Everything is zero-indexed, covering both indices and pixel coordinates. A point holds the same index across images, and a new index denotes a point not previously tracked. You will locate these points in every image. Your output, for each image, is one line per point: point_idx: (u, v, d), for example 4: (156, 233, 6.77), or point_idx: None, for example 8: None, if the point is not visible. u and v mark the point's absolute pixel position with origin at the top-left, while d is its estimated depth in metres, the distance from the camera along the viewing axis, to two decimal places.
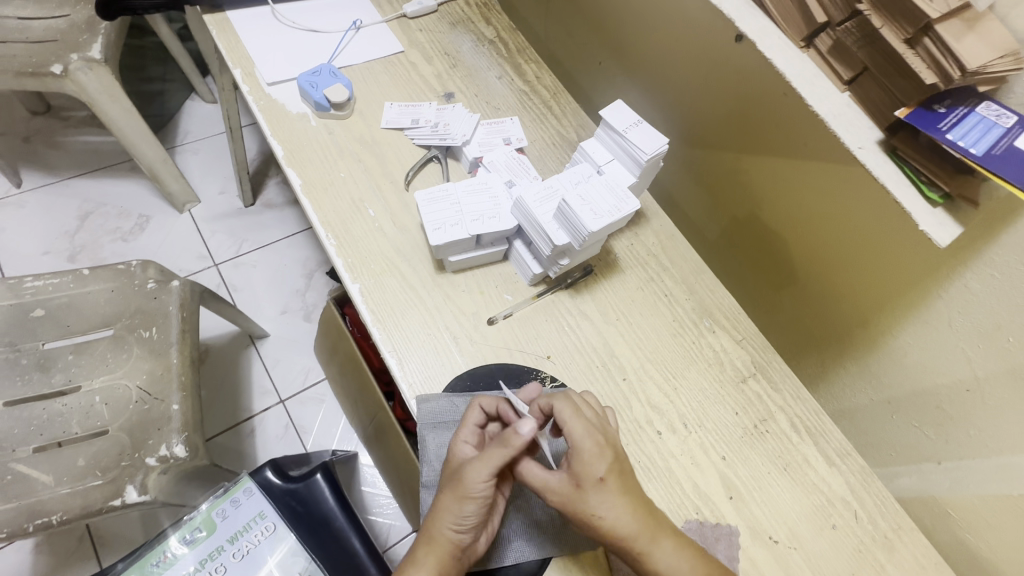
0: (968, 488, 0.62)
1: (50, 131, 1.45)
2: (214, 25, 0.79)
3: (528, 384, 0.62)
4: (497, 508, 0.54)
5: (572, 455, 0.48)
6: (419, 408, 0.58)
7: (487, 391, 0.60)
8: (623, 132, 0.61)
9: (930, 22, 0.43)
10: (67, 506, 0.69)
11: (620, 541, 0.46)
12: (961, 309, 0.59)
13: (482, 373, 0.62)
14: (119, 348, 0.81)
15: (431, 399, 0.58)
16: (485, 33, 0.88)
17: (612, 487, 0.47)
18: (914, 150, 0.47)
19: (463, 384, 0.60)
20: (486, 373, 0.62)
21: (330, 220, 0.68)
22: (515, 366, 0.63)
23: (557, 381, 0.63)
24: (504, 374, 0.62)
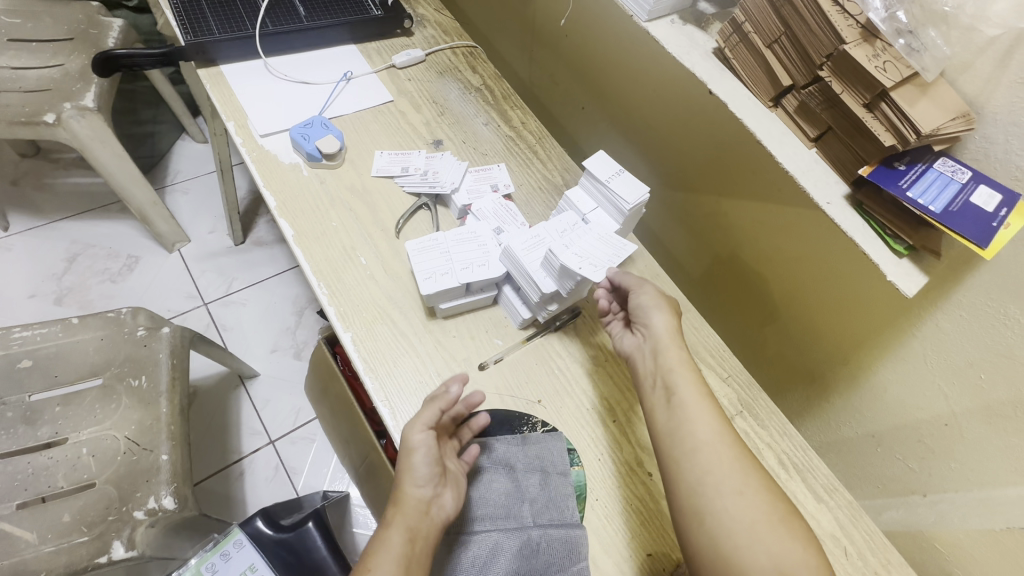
0: (955, 523, 0.64)
1: (39, 174, 1.45)
2: (208, 80, 0.81)
3: (520, 430, 0.63)
4: (461, 476, 0.58)
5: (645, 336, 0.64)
6: None
7: (480, 439, 0.62)
8: (605, 182, 0.63)
9: (885, 89, 0.46)
10: (51, 565, 0.68)
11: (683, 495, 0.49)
12: (935, 347, 0.61)
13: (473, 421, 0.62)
14: (107, 398, 0.80)
15: None
16: (471, 81, 0.92)
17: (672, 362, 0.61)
18: (878, 205, 0.50)
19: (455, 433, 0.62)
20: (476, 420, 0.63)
21: (323, 268, 0.69)
22: (507, 412, 0.64)
23: (548, 425, 0.64)
24: (496, 421, 0.63)
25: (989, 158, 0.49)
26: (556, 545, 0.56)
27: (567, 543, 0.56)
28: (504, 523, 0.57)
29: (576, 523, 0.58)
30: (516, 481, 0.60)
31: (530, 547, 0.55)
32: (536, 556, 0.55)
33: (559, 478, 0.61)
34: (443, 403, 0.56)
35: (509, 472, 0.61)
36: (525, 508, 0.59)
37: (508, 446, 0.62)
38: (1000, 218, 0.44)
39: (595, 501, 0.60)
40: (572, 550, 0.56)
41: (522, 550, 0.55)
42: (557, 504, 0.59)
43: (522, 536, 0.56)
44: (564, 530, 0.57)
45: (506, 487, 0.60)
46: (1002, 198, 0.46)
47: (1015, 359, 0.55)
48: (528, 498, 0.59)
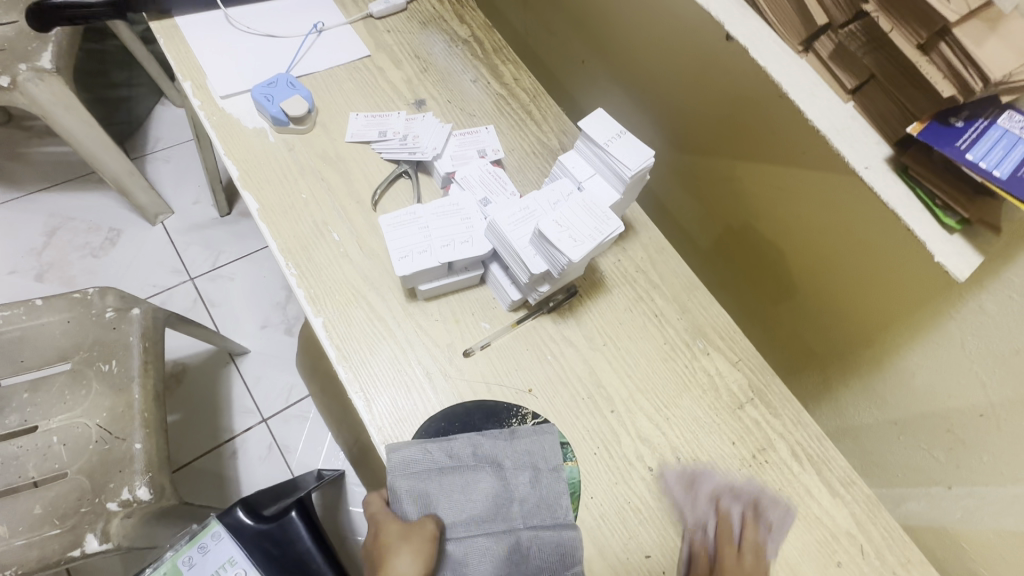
0: (982, 521, 0.58)
1: (13, 143, 1.38)
2: (162, 33, 0.73)
3: (508, 422, 0.58)
4: None
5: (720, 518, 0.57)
6: (389, 459, 0.53)
7: (464, 433, 0.56)
8: (604, 146, 0.55)
9: (947, 25, 0.37)
10: (22, 559, 0.65)
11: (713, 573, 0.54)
12: (973, 330, 0.54)
13: (458, 412, 0.57)
14: (76, 384, 0.76)
15: (401, 448, 0.54)
16: (458, 32, 0.82)
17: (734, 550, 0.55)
18: (928, 169, 0.42)
19: (435, 430, 0.56)
20: (461, 412, 0.57)
21: (291, 246, 0.62)
22: (494, 403, 0.58)
23: (539, 417, 0.59)
24: (482, 412, 0.58)
25: None
26: (547, 549, 0.52)
27: (560, 549, 0.52)
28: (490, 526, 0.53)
29: (570, 525, 0.54)
30: (503, 480, 0.54)
31: (520, 551, 0.51)
32: (525, 561, 0.51)
33: (551, 476, 0.55)
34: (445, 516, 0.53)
35: (496, 470, 0.55)
36: (513, 508, 0.54)
37: (495, 442, 0.56)
38: None
39: (590, 499, 0.56)
40: (566, 554, 0.52)
41: (509, 555, 0.51)
42: (550, 503, 0.54)
43: (511, 541, 0.51)
44: (557, 534, 0.52)
45: (493, 487, 0.54)
46: None
47: None
48: (517, 498, 0.54)
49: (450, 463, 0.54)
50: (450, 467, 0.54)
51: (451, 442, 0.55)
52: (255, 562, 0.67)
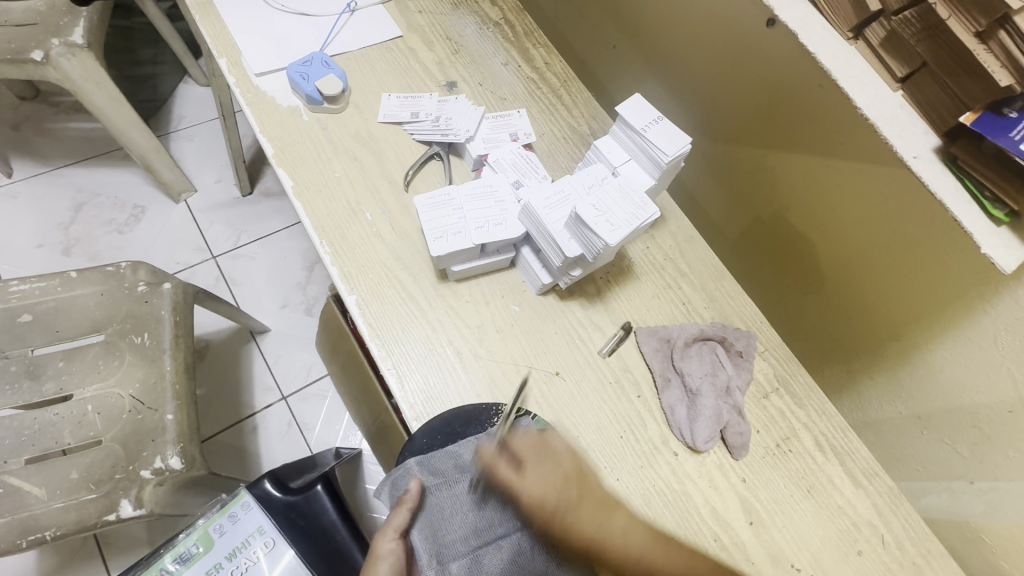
0: (1006, 515, 0.59)
1: (40, 118, 1.39)
2: (198, 10, 0.73)
3: (489, 423, 0.56)
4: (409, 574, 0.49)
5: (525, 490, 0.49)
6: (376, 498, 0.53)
7: (445, 446, 0.54)
8: (641, 131, 0.55)
9: (1008, 12, 0.36)
10: (61, 521, 0.68)
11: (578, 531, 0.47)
12: (1008, 326, 0.54)
13: (436, 427, 0.55)
14: (110, 355, 0.78)
15: (384, 485, 0.53)
16: (489, 14, 0.82)
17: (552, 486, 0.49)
18: (977, 161, 0.41)
19: (418, 448, 0.54)
20: (441, 426, 0.55)
21: (325, 224, 0.63)
22: (470, 408, 0.56)
23: (521, 410, 0.57)
24: (461, 420, 0.56)
25: None
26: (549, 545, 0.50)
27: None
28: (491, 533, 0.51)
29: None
30: (490, 484, 0.53)
31: (524, 553, 0.50)
32: (532, 562, 0.50)
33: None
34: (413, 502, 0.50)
35: (480, 477, 0.53)
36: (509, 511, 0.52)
37: (476, 446, 0.54)
38: None
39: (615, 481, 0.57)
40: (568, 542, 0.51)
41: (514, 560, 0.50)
42: None
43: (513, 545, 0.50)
44: None
45: (481, 496, 0.52)
46: None
47: None
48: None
49: (434, 479, 0.52)
50: (433, 484, 0.52)
51: (430, 457, 0.53)
52: (283, 532, 0.70)
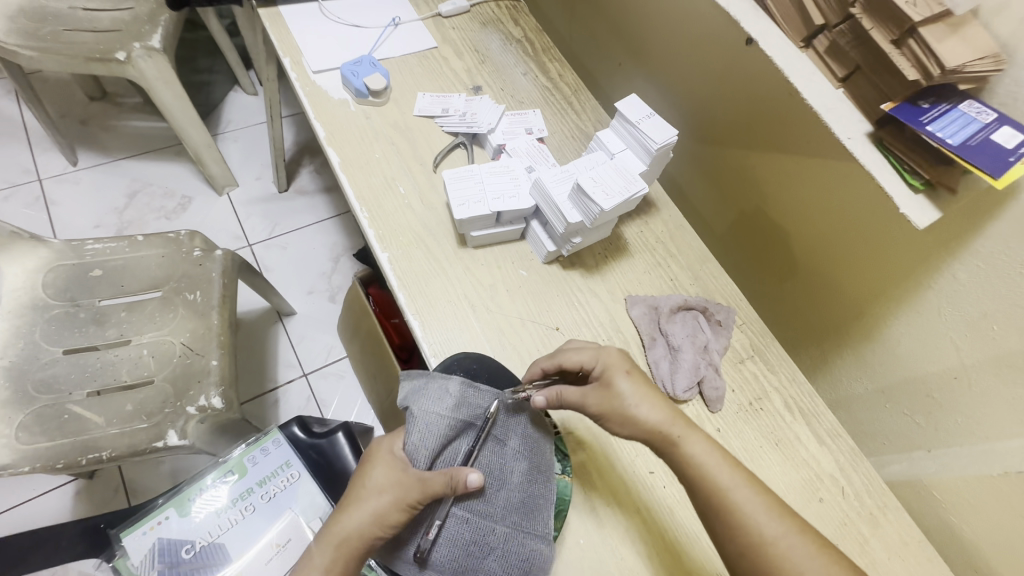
0: (953, 471, 0.66)
1: (105, 116, 1.55)
2: (268, 19, 0.87)
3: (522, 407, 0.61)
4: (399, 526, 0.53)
5: (611, 393, 0.56)
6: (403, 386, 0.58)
7: (484, 390, 0.59)
8: (636, 123, 0.66)
9: (913, 25, 0.47)
10: (116, 444, 0.77)
11: (657, 432, 0.54)
12: (950, 298, 0.63)
13: (489, 362, 0.64)
14: (166, 308, 0.89)
15: (414, 381, 0.58)
16: (513, 33, 0.95)
17: (628, 379, 0.56)
18: (899, 141, 0.51)
19: (447, 367, 0.63)
20: (490, 365, 0.64)
21: (365, 195, 0.74)
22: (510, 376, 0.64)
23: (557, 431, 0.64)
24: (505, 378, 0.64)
25: (1018, 102, 0.49)
26: (510, 552, 0.54)
27: (523, 555, 0.54)
28: (476, 508, 0.55)
29: (542, 535, 0.56)
30: (501, 462, 0.58)
31: (483, 545, 0.54)
32: (484, 555, 0.54)
33: (542, 479, 0.59)
34: (455, 484, 0.51)
35: (498, 451, 0.59)
36: (499, 496, 0.57)
37: (510, 421, 0.60)
38: (1018, 153, 0.45)
39: None
40: (524, 562, 0.54)
41: (474, 545, 0.54)
42: (530, 509, 0.57)
43: (482, 530, 0.54)
44: (525, 539, 0.55)
45: (487, 465, 0.58)
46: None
47: None
48: (505, 486, 0.57)
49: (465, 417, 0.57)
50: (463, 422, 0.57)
51: (471, 393, 0.58)
52: (308, 468, 0.78)
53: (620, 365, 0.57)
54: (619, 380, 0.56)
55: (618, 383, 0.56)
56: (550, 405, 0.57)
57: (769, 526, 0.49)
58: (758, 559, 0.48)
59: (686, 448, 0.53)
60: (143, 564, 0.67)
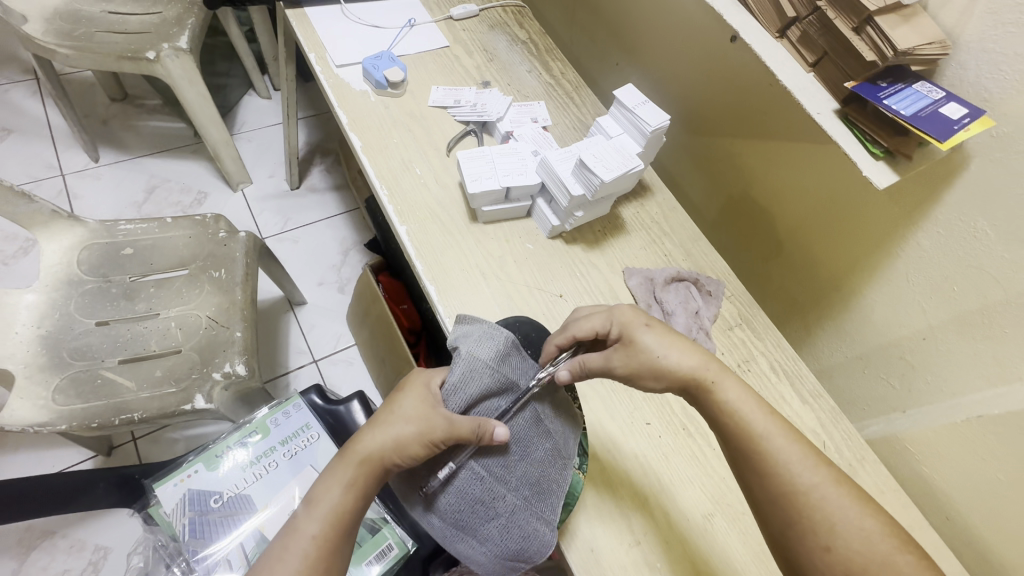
0: (924, 424, 0.71)
1: (126, 116, 1.63)
2: (295, 18, 0.95)
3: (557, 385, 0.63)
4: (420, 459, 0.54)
5: (635, 349, 0.56)
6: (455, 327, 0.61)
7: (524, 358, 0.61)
8: (632, 108, 0.73)
9: (869, 14, 0.56)
10: (147, 406, 0.81)
11: (694, 376, 0.55)
12: (916, 265, 0.69)
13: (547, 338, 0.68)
14: (192, 284, 0.94)
15: (468, 326, 0.60)
16: (518, 35, 1.03)
17: (650, 330, 0.57)
18: (862, 116, 0.59)
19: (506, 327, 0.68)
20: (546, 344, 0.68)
21: (384, 174, 0.81)
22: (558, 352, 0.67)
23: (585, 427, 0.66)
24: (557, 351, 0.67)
25: (962, 82, 0.59)
26: (512, 523, 0.55)
27: (523, 530, 0.55)
28: (493, 472, 0.56)
29: (546, 517, 0.57)
30: (529, 437, 0.59)
31: (490, 509, 0.55)
32: (487, 518, 0.55)
33: (560, 465, 0.60)
34: (484, 434, 0.53)
35: (530, 425, 0.59)
36: (518, 467, 0.57)
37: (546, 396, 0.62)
38: (961, 123, 0.53)
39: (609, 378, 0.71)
40: (522, 536, 0.55)
41: (481, 507, 0.55)
42: (543, 489, 0.58)
43: (493, 495, 0.55)
44: (529, 515, 0.56)
45: (516, 434, 0.58)
46: (966, 111, 0.54)
47: (982, 269, 0.62)
48: (524, 460, 0.58)
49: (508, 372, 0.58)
50: (505, 378, 0.58)
51: (515, 353, 0.60)
52: (326, 430, 0.82)
53: (636, 321, 0.58)
54: (641, 335, 0.57)
55: (640, 338, 0.56)
56: (575, 376, 0.58)
57: (804, 475, 0.49)
58: (793, 505, 0.48)
59: (720, 394, 0.54)
60: (174, 512, 0.71)
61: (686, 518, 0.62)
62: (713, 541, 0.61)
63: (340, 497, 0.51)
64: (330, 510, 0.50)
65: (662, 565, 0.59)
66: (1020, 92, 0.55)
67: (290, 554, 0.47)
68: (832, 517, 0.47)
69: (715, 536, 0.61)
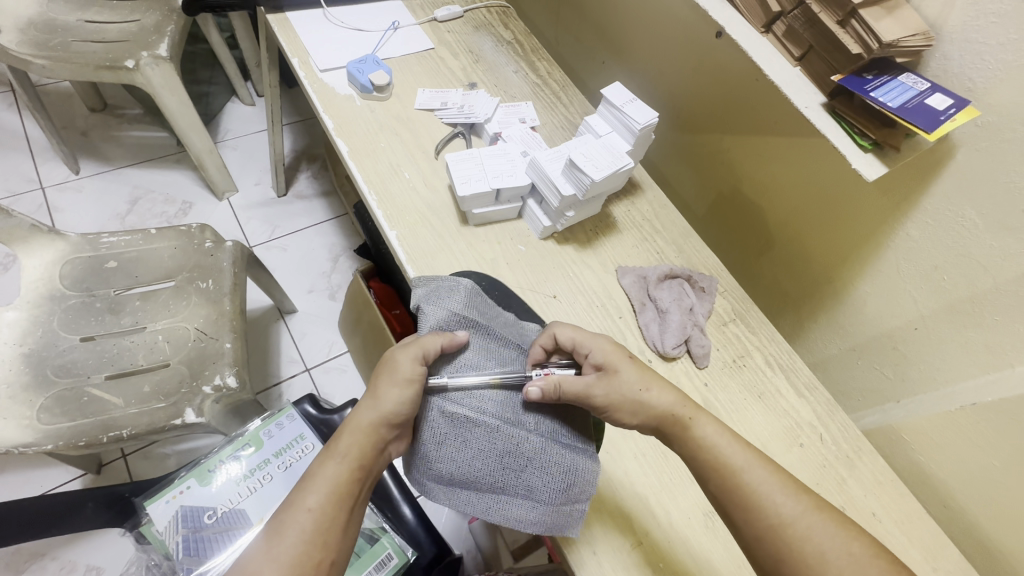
0: (920, 414, 0.71)
1: (105, 126, 1.60)
2: (276, 23, 0.94)
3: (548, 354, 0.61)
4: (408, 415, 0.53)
5: (614, 378, 0.55)
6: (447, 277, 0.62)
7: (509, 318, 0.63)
8: (621, 107, 0.73)
9: (853, 7, 0.56)
10: (135, 422, 0.79)
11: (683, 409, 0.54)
12: (906, 255, 0.70)
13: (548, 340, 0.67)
14: (179, 296, 0.93)
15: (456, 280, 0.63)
16: (503, 35, 1.02)
17: (631, 366, 0.56)
18: (849, 108, 0.59)
19: None
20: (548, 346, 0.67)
21: (372, 179, 0.80)
22: None
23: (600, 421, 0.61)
24: None
25: (947, 72, 0.60)
26: (544, 468, 0.55)
27: (558, 473, 0.55)
28: (508, 420, 0.55)
29: (576, 459, 0.56)
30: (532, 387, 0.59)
31: (515, 459, 0.55)
32: (517, 468, 0.55)
33: (572, 416, 0.59)
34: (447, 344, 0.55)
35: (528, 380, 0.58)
36: (532, 416, 0.57)
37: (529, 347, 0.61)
38: (947, 113, 0.53)
39: None
40: (556, 481, 0.55)
41: (506, 457, 0.54)
42: (564, 437, 0.57)
43: (514, 445, 0.54)
44: (560, 461, 0.55)
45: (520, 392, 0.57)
46: (951, 102, 0.55)
47: (971, 258, 0.63)
48: (537, 408, 0.57)
49: (476, 316, 0.59)
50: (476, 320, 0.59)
51: (478, 300, 0.61)
52: (320, 440, 0.82)
53: (618, 353, 0.57)
54: (623, 369, 0.56)
55: (622, 370, 0.56)
56: (547, 395, 0.53)
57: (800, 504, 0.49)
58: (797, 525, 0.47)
59: (697, 430, 0.54)
60: (167, 530, 0.70)
61: (687, 516, 0.62)
62: (715, 538, 0.61)
63: (334, 470, 0.49)
64: (326, 486, 0.48)
65: (665, 566, 0.58)
66: (1003, 81, 0.55)
67: (287, 528, 0.45)
68: (822, 548, 0.46)
69: (716, 535, 0.61)
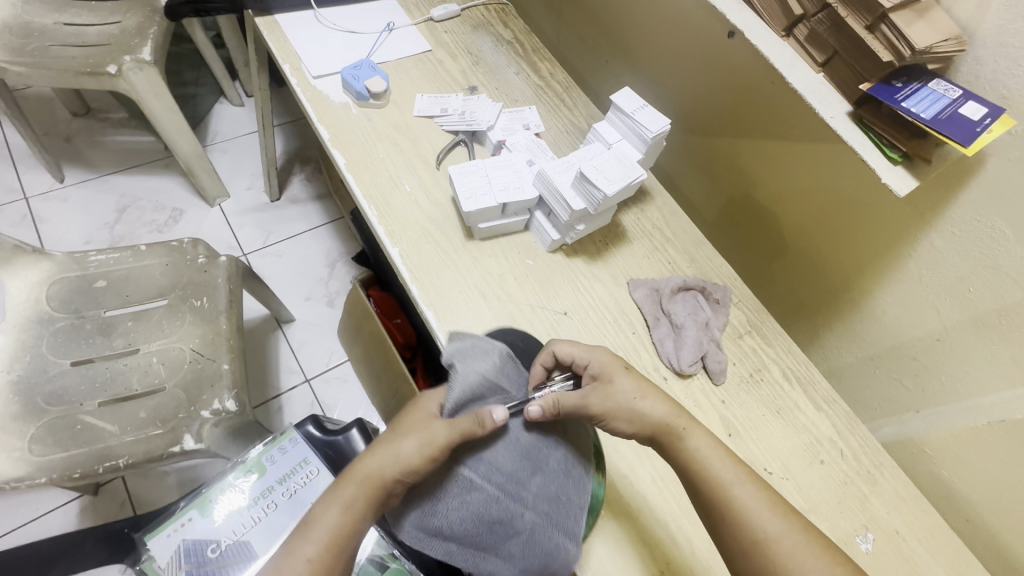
0: (943, 427, 0.69)
1: (90, 131, 1.54)
2: (265, 27, 0.89)
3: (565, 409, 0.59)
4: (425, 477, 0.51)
5: (610, 387, 0.55)
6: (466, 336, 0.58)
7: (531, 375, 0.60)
8: (632, 114, 0.70)
9: (884, 11, 0.53)
10: (132, 451, 0.77)
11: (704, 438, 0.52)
12: (930, 265, 0.67)
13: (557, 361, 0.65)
14: (173, 315, 0.89)
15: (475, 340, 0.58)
16: (503, 34, 0.98)
17: (628, 375, 0.56)
18: (877, 118, 0.56)
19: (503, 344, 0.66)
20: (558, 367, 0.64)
21: (372, 193, 0.76)
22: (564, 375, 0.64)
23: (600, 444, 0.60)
24: None
25: (979, 77, 0.57)
26: (532, 540, 0.52)
27: (546, 546, 0.52)
28: (508, 489, 0.52)
29: (569, 533, 0.53)
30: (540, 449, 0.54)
31: (506, 527, 0.51)
32: (505, 535, 0.52)
33: (579, 474, 0.55)
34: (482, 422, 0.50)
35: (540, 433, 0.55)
36: (534, 482, 0.53)
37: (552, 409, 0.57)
38: (984, 124, 0.50)
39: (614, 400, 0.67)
40: (542, 553, 0.52)
41: (495, 525, 0.51)
42: (561, 508, 0.53)
43: (508, 514, 0.51)
44: (550, 533, 0.52)
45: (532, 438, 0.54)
46: (987, 111, 0.52)
47: (1000, 270, 0.60)
48: (541, 472, 0.53)
49: (506, 384, 0.54)
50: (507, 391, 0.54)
51: (510, 365, 0.56)
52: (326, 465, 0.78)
53: (614, 363, 0.56)
54: (618, 378, 0.55)
55: (617, 380, 0.55)
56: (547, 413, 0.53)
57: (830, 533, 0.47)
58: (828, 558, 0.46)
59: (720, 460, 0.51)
60: (169, 566, 0.67)
61: None
62: None
63: (334, 517, 0.49)
64: (325, 534, 0.48)
65: None
66: None
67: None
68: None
69: None
